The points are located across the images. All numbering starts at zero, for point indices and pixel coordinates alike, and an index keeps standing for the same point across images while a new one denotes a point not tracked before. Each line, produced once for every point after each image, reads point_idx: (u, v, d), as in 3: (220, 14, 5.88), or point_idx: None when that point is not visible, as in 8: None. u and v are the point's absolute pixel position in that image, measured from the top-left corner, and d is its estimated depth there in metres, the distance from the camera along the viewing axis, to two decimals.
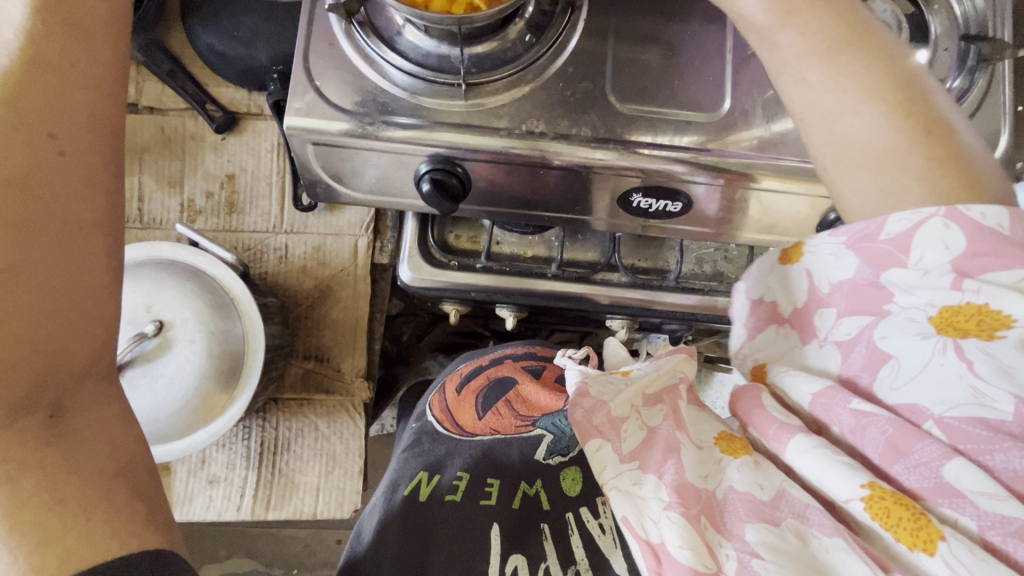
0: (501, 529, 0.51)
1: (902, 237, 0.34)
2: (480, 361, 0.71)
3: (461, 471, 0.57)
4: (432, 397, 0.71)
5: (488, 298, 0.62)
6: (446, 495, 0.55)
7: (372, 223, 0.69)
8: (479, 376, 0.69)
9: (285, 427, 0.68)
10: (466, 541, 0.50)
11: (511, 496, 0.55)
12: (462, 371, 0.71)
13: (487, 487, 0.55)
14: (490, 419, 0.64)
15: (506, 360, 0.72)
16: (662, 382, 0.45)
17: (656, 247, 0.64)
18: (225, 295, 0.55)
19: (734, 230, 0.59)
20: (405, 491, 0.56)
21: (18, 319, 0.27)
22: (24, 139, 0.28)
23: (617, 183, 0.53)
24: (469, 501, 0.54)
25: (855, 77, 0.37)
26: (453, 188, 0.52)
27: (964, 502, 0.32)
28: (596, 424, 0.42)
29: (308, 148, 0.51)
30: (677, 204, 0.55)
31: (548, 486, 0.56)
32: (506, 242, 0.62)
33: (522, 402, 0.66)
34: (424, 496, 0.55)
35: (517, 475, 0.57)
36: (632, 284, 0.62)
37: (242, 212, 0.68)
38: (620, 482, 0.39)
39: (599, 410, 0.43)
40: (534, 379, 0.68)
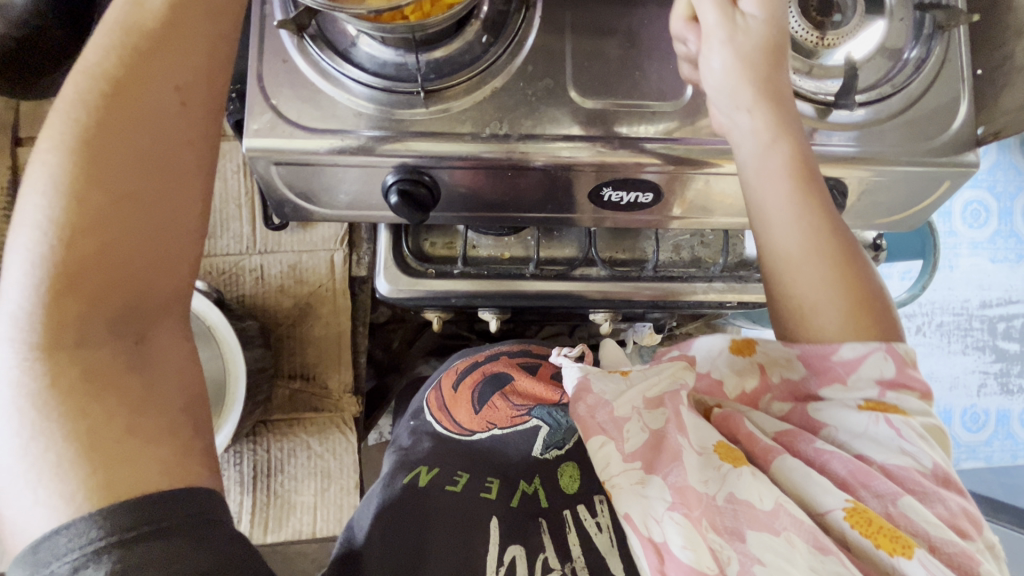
0: (499, 523, 0.52)
1: (850, 361, 0.41)
2: (476, 358, 0.72)
3: (460, 470, 0.57)
4: (427, 395, 0.71)
5: (469, 303, 0.62)
6: (447, 486, 0.55)
7: (346, 236, 0.68)
8: (475, 371, 0.69)
9: (276, 449, 0.67)
10: (463, 544, 0.49)
11: (509, 494, 0.55)
12: (459, 367, 0.71)
13: (487, 482, 0.56)
14: (486, 412, 0.64)
15: (502, 357, 0.72)
16: (663, 387, 0.44)
17: (632, 238, 0.63)
18: (200, 321, 0.54)
19: (707, 216, 0.59)
20: (405, 480, 0.55)
21: (138, 238, 0.32)
22: (156, 92, 0.34)
23: (588, 178, 0.53)
24: (470, 493, 0.54)
25: (804, 211, 0.44)
26: (422, 199, 0.51)
27: (916, 525, 0.35)
28: (598, 421, 0.42)
29: (272, 168, 0.51)
30: (647, 194, 0.55)
31: (545, 482, 0.56)
32: (482, 245, 0.62)
33: (517, 394, 0.65)
34: (424, 483, 0.55)
35: (514, 471, 0.57)
36: (611, 277, 0.62)
37: (214, 236, 0.67)
38: (624, 479, 0.40)
39: (602, 408, 0.43)
40: (530, 375, 0.68)
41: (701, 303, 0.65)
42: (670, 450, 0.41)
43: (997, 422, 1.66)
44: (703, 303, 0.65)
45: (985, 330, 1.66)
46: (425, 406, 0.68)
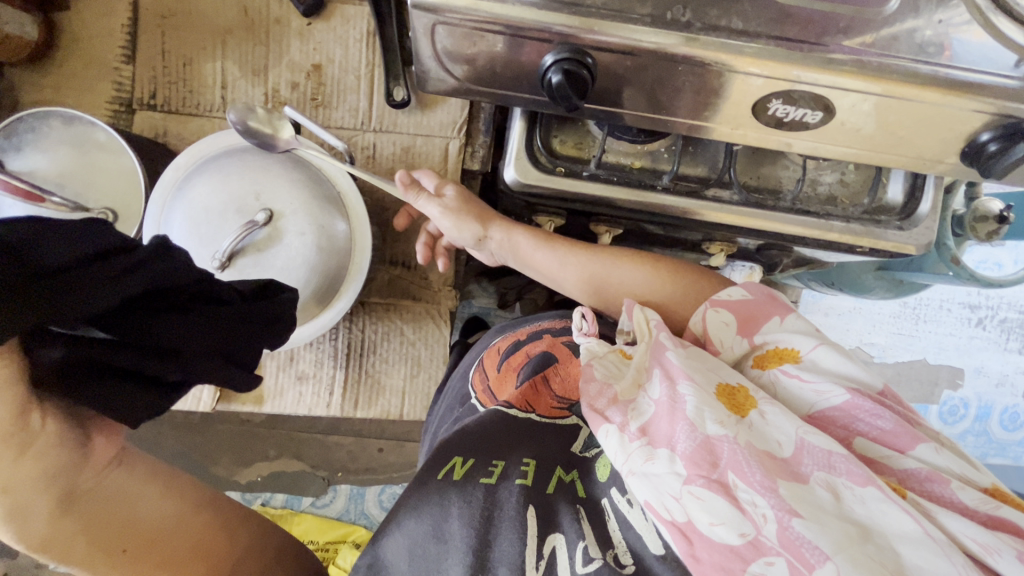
0: (534, 511, 0.46)
1: (741, 318, 0.50)
2: (518, 338, 0.68)
3: (497, 457, 0.51)
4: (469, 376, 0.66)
5: (592, 208, 0.61)
6: (480, 479, 0.49)
7: (464, 124, 0.65)
8: (519, 354, 0.64)
9: (371, 330, 0.68)
10: (504, 527, 0.46)
11: (545, 480, 0.49)
12: (501, 349, 0.67)
13: (522, 466, 0.50)
14: (525, 390, 0.58)
15: (545, 335, 0.66)
16: (644, 350, 0.50)
17: (770, 164, 0.59)
18: (332, 188, 0.55)
19: (866, 149, 0.54)
20: (439, 475, 0.50)
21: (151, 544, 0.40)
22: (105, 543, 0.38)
23: (761, 85, 0.48)
24: (506, 484, 0.48)
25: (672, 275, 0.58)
26: (582, 81, 0.47)
27: (897, 460, 0.41)
28: (601, 407, 0.47)
29: (431, 29, 0.47)
30: (814, 114, 0.51)
31: (584, 476, 0.51)
32: (613, 151, 0.59)
33: (561, 379, 0.59)
34: (460, 477, 0.49)
35: (553, 455, 0.51)
36: (745, 203, 0.59)
37: (329, 106, 0.65)
38: (637, 463, 0.42)
39: (605, 391, 0.48)
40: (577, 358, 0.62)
41: (826, 243, 0.62)
42: (671, 415, 0.43)
43: None
44: (829, 243, 0.62)
45: None
46: (470, 389, 0.63)
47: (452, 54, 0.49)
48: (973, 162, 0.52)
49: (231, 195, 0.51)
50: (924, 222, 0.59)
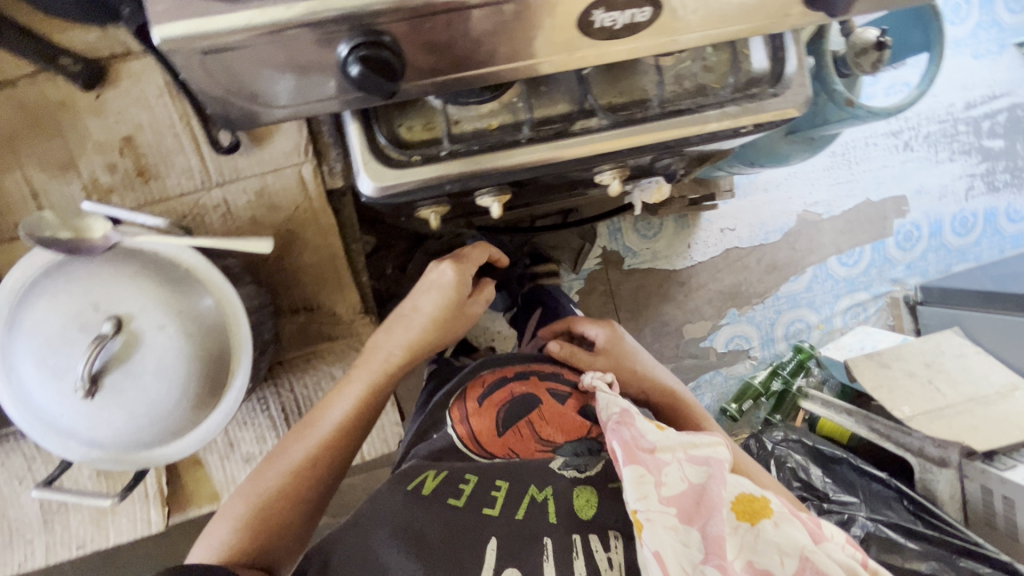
0: (498, 540, 0.58)
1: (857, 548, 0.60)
2: (504, 373, 0.84)
3: (471, 475, 0.67)
4: (455, 404, 0.83)
5: (466, 186, 0.56)
6: (449, 499, 0.63)
7: (308, 147, 0.69)
8: (502, 391, 0.82)
9: (299, 388, 0.80)
10: (467, 535, 0.59)
11: (520, 504, 0.63)
12: (485, 382, 0.83)
13: (495, 492, 0.64)
14: (509, 437, 0.77)
15: (529, 377, 0.84)
16: (703, 447, 0.63)
17: (629, 76, 0.56)
18: (178, 269, 0.58)
19: (713, 29, 0.51)
20: (412, 485, 0.65)
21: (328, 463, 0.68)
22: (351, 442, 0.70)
23: (575, 2, 0.44)
24: (473, 506, 0.62)
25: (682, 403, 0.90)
26: (387, 64, 0.43)
27: None
28: (642, 455, 0.61)
29: (199, 62, 0.41)
30: (644, 12, 0.47)
31: (554, 493, 0.64)
32: (465, 119, 0.55)
33: (544, 425, 0.78)
34: (429, 491, 0.64)
35: (524, 485, 0.65)
36: (615, 125, 0.55)
37: (159, 175, 0.69)
38: (660, 518, 0.55)
39: (643, 445, 0.62)
40: (557, 403, 0.81)
41: (712, 137, 0.59)
42: (694, 498, 0.58)
43: (984, 222, 1.71)
44: (714, 136, 0.59)
45: (971, 132, 1.65)
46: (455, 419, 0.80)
47: (240, 84, 0.44)
48: (819, 4, 0.49)
49: (68, 312, 0.53)
50: (795, 82, 0.56)
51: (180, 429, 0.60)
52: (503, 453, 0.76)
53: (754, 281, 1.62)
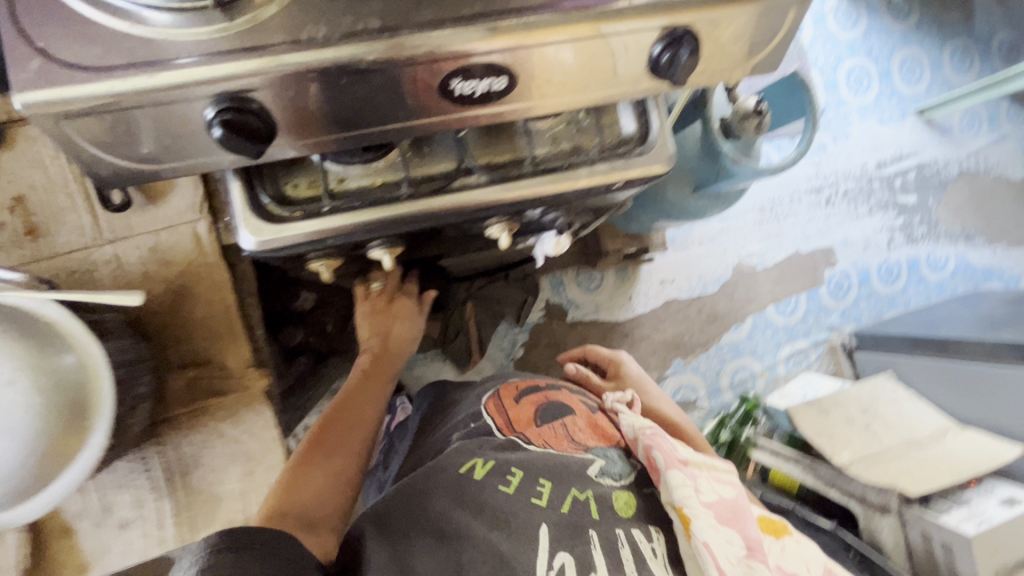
0: (551, 530, 0.75)
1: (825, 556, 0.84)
2: (537, 386, 1.02)
3: (516, 469, 0.82)
4: (488, 404, 1.00)
5: (351, 239, 0.59)
6: (501, 487, 0.80)
7: (201, 207, 0.78)
8: (538, 394, 1.00)
9: (185, 446, 0.83)
10: (521, 529, 0.74)
11: (562, 500, 0.79)
12: (519, 387, 1.01)
13: (540, 487, 0.81)
14: (544, 432, 0.93)
15: (563, 390, 1.03)
16: (710, 466, 0.87)
17: (507, 137, 0.60)
18: (37, 323, 0.64)
19: (575, 96, 0.55)
20: (462, 471, 0.80)
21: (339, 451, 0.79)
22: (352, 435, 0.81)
23: (429, 73, 0.48)
24: (521, 493, 0.79)
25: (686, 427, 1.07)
26: (251, 127, 0.46)
27: None
28: (687, 470, 0.81)
29: (64, 127, 0.44)
30: (501, 81, 0.51)
31: (594, 496, 0.81)
32: (350, 177, 0.57)
33: (576, 431, 0.94)
34: (480, 475, 0.81)
35: (568, 486, 0.81)
36: (492, 181, 0.59)
37: (50, 232, 0.74)
38: (704, 517, 0.75)
39: (672, 457, 0.82)
40: (583, 414, 0.98)
41: (588, 191, 0.63)
42: (730, 508, 0.79)
43: (909, 270, 1.81)
44: (590, 190, 0.63)
45: (885, 189, 1.78)
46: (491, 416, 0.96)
47: (110, 146, 0.46)
48: (661, 77, 0.55)
49: None
50: (657, 141, 0.61)
51: (30, 479, 0.65)
52: (540, 445, 0.90)
53: (696, 331, 1.65)
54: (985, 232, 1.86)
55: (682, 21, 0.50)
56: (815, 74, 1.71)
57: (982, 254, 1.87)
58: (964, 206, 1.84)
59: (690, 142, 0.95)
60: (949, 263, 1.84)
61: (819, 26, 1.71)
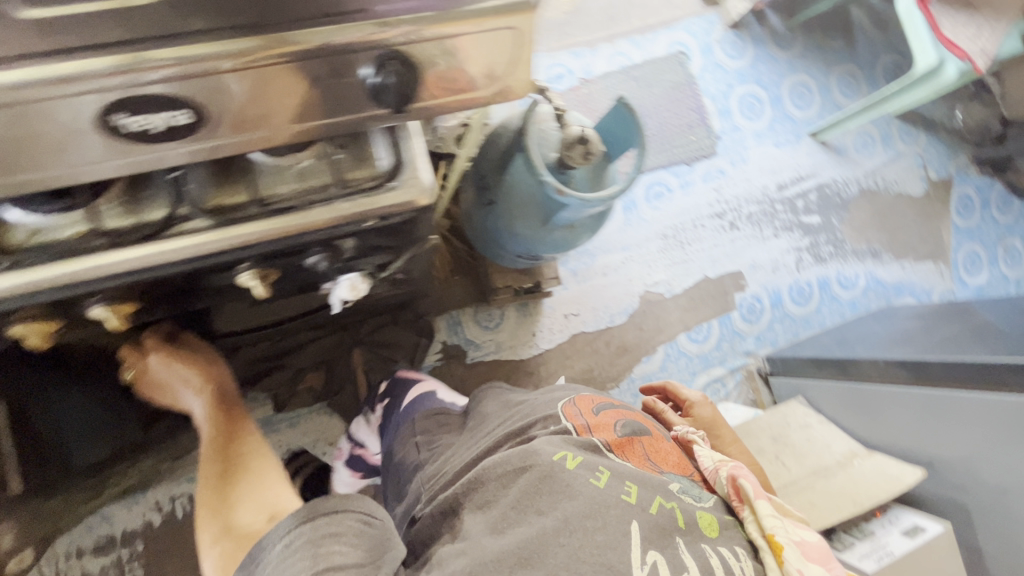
0: (640, 529, 0.69)
1: None
2: (615, 402, 0.94)
3: (603, 466, 0.76)
4: (565, 406, 0.91)
5: (51, 299, 0.51)
6: (592, 481, 0.73)
7: None
8: (615, 412, 0.91)
9: None
10: (610, 511, 0.69)
11: (648, 503, 0.73)
12: (595, 400, 0.92)
13: (626, 487, 0.74)
14: (623, 444, 0.85)
15: (632, 412, 0.94)
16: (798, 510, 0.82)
17: (239, 176, 0.54)
18: None
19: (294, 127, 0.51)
20: (557, 459, 0.76)
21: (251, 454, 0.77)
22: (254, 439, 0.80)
23: (79, 107, 0.43)
24: (614, 492, 0.72)
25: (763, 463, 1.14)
26: None
27: None
28: (766, 496, 0.77)
29: None
30: (185, 114, 0.46)
31: (678, 505, 0.75)
32: (47, 231, 0.50)
33: (652, 450, 0.86)
34: (573, 466, 0.75)
35: (653, 490, 0.75)
36: (216, 226, 0.52)
37: None
38: (791, 546, 0.71)
39: (752, 484, 0.78)
40: (659, 435, 0.90)
41: (344, 229, 0.57)
42: (821, 549, 0.74)
43: (820, 290, 1.80)
44: (347, 228, 0.56)
45: (788, 211, 1.79)
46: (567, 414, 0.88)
47: None
48: (381, 103, 0.51)
49: None
50: (409, 170, 0.56)
51: None
52: (618, 454, 0.83)
53: (606, 365, 1.59)
54: (890, 248, 1.88)
55: (386, 43, 0.47)
56: (708, 103, 1.74)
57: (890, 269, 1.88)
58: (869, 224, 1.87)
59: (529, 179, 0.90)
60: (861, 280, 1.84)
61: (708, 57, 1.75)
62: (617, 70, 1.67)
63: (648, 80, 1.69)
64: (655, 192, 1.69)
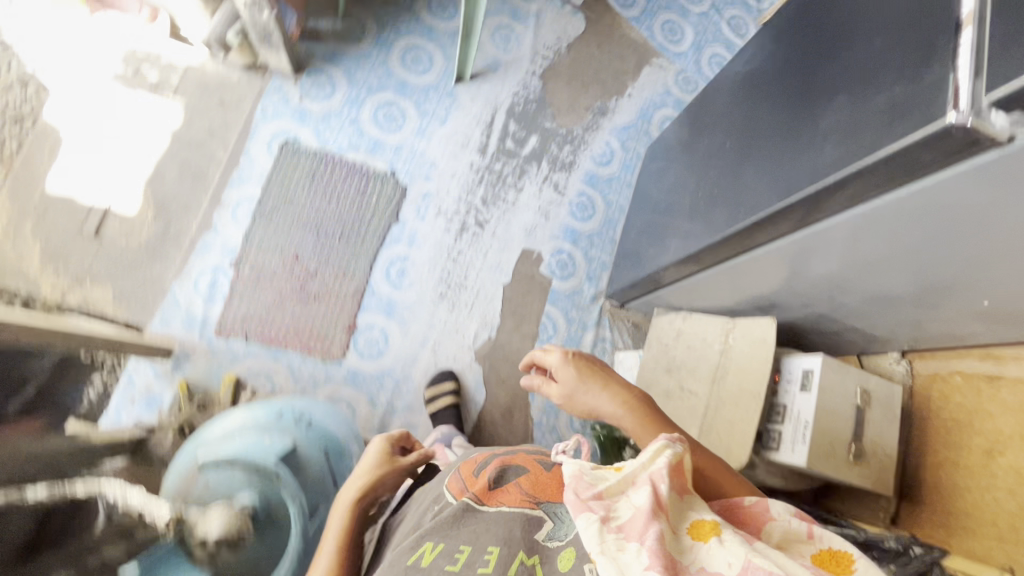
0: None
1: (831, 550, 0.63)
2: (501, 454, 0.85)
3: (464, 544, 0.65)
4: (451, 479, 0.83)
5: None
6: (447, 564, 0.62)
7: None
8: (497, 461, 0.81)
9: None
10: None
11: (508, 564, 0.61)
12: (478, 461, 0.84)
13: (487, 555, 0.62)
14: (501, 494, 0.74)
15: (521, 456, 0.85)
16: (644, 472, 0.66)
17: None
18: None
19: None
20: (409, 559, 0.65)
21: None
22: None
23: None
24: (468, 567, 0.61)
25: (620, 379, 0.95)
26: None
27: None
28: (588, 504, 0.62)
29: None
30: None
31: (544, 560, 0.63)
32: None
33: (529, 484, 0.75)
34: (427, 560, 0.64)
35: (515, 547, 0.64)
36: None
37: None
38: (605, 550, 0.56)
39: (581, 488, 0.65)
40: (546, 470, 0.79)
41: None
42: (644, 523, 0.59)
43: (593, 189, 1.71)
44: None
45: (507, 160, 1.64)
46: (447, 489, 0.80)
47: None
48: None
49: None
50: None
51: None
52: (495, 505, 0.72)
53: (509, 438, 1.48)
54: (607, 94, 1.79)
55: None
56: (354, 154, 1.52)
57: (623, 109, 1.80)
58: (574, 95, 1.75)
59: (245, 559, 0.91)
60: (612, 144, 1.76)
61: (311, 119, 1.50)
62: (250, 221, 1.42)
63: (285, 196, 1.45)
64: (396, 269, 1.50)
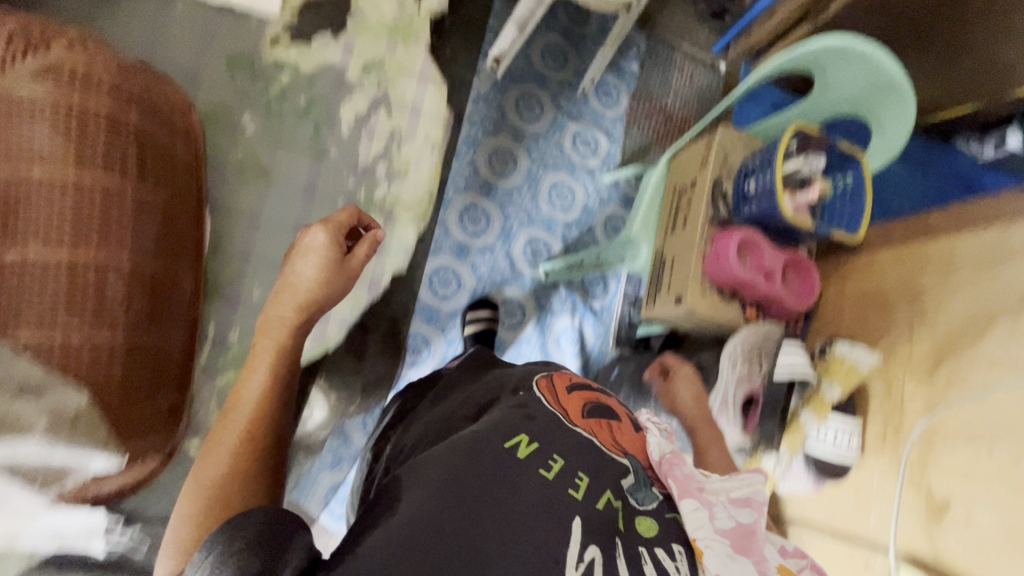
0: (581, 523, 0.50)
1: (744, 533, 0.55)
2: (587, 384, 0.74)
3: (556, 453, 0.57)
4: (540, 378, 0.73)
5: None
6: (541, 470, 0.55)
7: None
8: (590, 392, 0.72)
9: None
10: (544, 514, 0.50)
11: (597, 494, 0.54)
12: (568, 378, 0.74)
13: (578, 479, 0.55)
14: (590, 420, 0.65)
15: (613, 400, 0.73)
16: (738, 488, 0.60)
17: None
18: None
19: None
20: (508, 445, 0.56)
21: None
22: None
23: None
24: (556, 483, 0.54)
25: None
26: None
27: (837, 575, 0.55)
28: (685, 488, 0.57)
29: None
30: None
31: (625, 507, 0.55)
32: None
33: (618, 432, 0.66)
34: (522, 455, 0.56)
35: (608, 484, 0.56)
36: None
37: None
38: (715, 550, 0.50)
39: (690, 479, 0.59)
40: (632, 429, 0.68)
41: None
42: (744, 536, 0.54)
43: None
44: None
45: None
46: (538, 386, 0.70)
47: None
48: None
49: None
50: None
51: None
52: (585, 428, 0.63)
53: None
54: None
55: None
56: None
57: None
58: None
59: None
60: None
61: None
62: None
63: None
64: None
